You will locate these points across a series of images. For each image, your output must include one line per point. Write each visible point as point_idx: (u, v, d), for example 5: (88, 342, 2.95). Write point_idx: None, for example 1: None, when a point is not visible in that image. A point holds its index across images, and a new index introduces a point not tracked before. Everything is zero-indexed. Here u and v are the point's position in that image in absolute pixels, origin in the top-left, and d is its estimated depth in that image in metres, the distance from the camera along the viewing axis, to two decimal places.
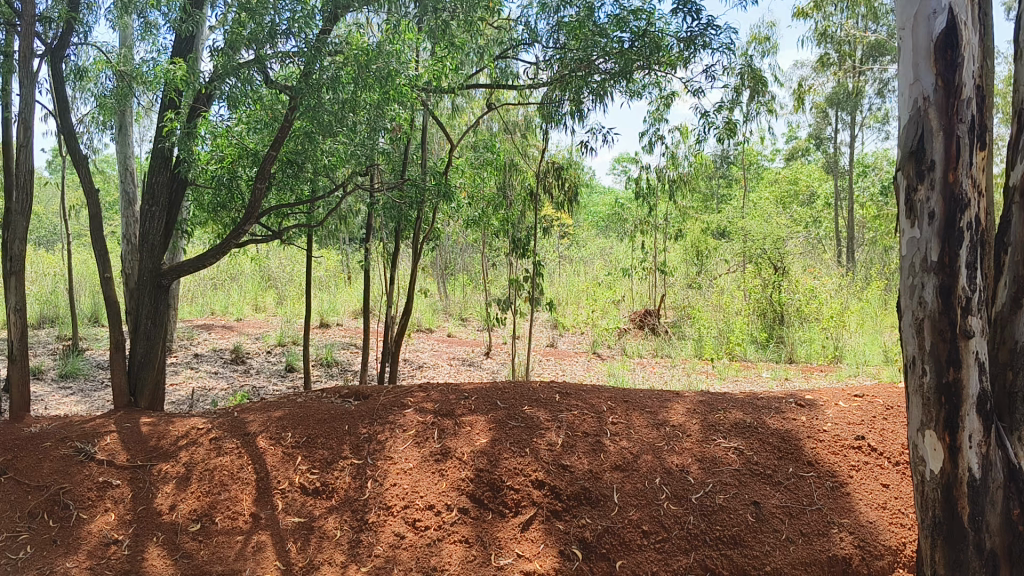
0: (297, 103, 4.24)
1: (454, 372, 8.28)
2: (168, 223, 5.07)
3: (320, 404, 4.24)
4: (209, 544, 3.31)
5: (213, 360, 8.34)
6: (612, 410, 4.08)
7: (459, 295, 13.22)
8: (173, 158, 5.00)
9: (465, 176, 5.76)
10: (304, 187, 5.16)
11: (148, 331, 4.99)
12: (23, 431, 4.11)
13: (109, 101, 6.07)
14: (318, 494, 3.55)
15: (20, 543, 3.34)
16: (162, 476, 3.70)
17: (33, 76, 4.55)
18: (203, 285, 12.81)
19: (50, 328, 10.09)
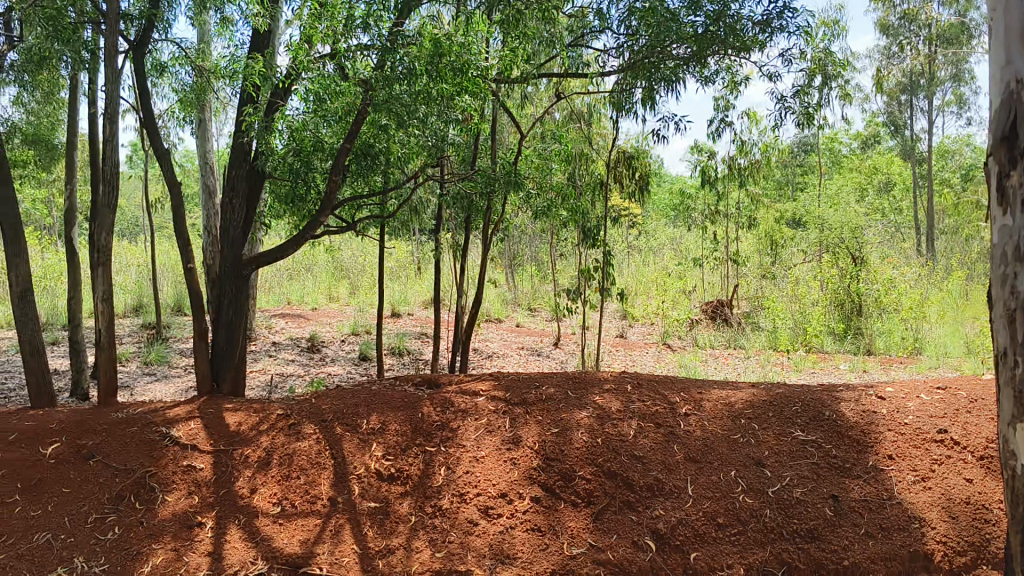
0: (371, 96, 4.31)
1: (524, 362, 8.32)
2: (248, 215, 5.20)
3: (394, 391, 4.31)
4: (288, 527, 3.39)
5: (290, 348, 8.53)
6: (685, 402, 4.04)
7: (528, 285, 13.26)
8: (252, 151, 5.14)
9: (535, 166, 5.77)
10: (377, 179, 5.24)
11: (229, 320, 5.13)
12: (111, 416, 4.27)
13: (189, 96, 6.24)
14: (393, 480, 3.60)
15: (108, 524, 3.48)
16: (242, 460, 3.80)
17: (118, 73, 4.68)
18: (279, 276, 13.10)
19: (134, 317, 10.43)
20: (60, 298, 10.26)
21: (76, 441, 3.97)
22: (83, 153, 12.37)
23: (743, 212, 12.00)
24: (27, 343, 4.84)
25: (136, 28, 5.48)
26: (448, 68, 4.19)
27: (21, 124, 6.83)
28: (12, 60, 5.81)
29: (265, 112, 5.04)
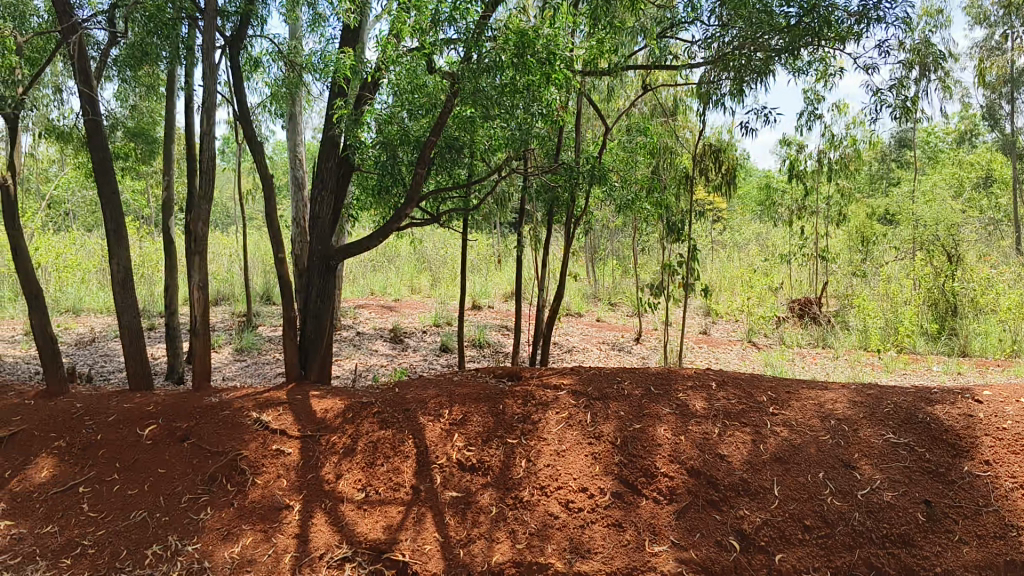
0: (457, 89, 4.33)
1: (605, 356, 8.28)
2: (336, 207, 5.32)
3: (477, 383, 4.34)
4: (372, 513, 3.45)
5: (374, 338, 8.68)
6: (771, 401, 3.97)
7: (610, 280, 13.16)
8: (341, 144, 5.25)
9: (620, 159, 5.70)
10: (461, 172, 5.28)
11: (317, 309, 5.24)
12: (205, 400, 4.42)
13: (281, 91, 6.38)
14: (475, 471, 3.63)
15: (202, 504, 3.62)
16: (328, 447, 3.88)
17: (215, 68, 4.82)
18: (363, 267, 13.31)
19: (225, 305, 10.73)
20: (156, 286, 10.64)
21: (172, 424, 4.16)
22: (179, 147, 12.77)
23: (832, 208, 11.67)
24: (127, 330, 5.04)
25: (232, 24, 5.63)
26: (534, 60, 4.16)
27: (123, 118, 7.09)
28: (116, 56, 6.04)
29: (354, 106, 5.12)
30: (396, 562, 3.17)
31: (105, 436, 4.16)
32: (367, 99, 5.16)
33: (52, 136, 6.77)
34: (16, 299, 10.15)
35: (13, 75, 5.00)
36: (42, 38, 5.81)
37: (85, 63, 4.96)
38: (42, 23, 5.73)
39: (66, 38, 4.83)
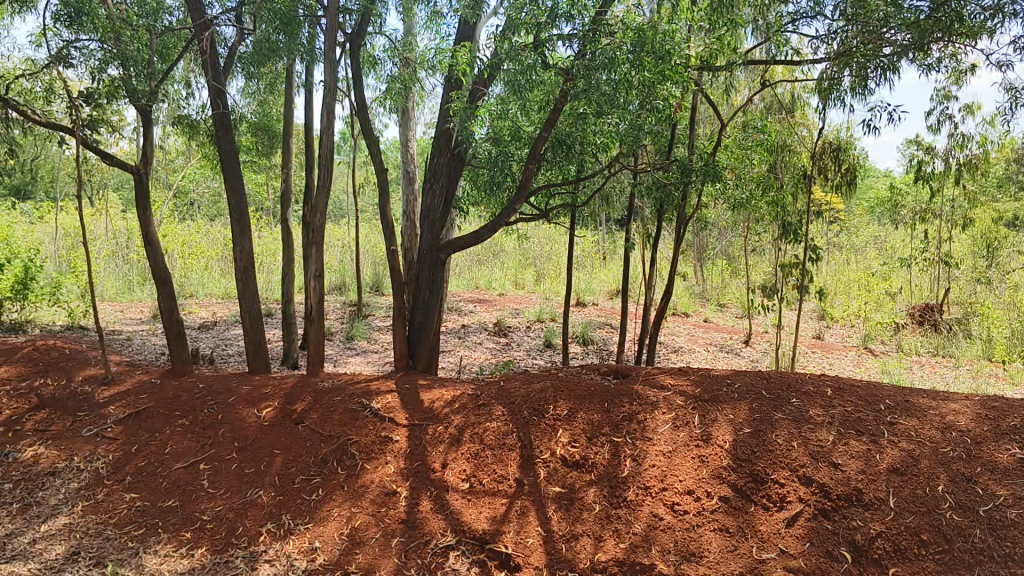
0: (571, 85, 4.33)
1: (713, 358, 8.14)
2: (447, 201, 5.40)
3: (582, 380, 4.32)
4: (477, 503, 3.50)
5: (479, 331, 8.78)
6: (890, 410, 3.82)
7: (718, 280, 12.93)
8: (454, 139, 5.32)
9: (733, 157, 5.58)
10: (571, 168, 5.28)
11: (426, 301, 5.34)
12: (318, 385, 4.56)
13: (396, 87, 6.53)
14: (579, 467, 3.63)
15: (314, 485, 3.76)
16: (435, 437, 3.94)
17: (336, 64, 4.95)
18: (470, 261, 13.45)
19: (337, 295, 11.03)
20: (273, 275, 11.02)
21: (287, 406, 4.31)
22: (297, 141, 13.18)
23: (957, 211, 11.15)
24: (246, 315, 5.25)
25: (352, 21, 5.79)
26: (652, 56, 4.10)
27: (247, 113, 7.37)
28: (241, 53, 6.27)
29: (468, 101, 5.19)
30: (499, 552, 3.22)
31: (225, 416, 4.35)
32: (480, 94, 5.22)
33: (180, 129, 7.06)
34: (145, 283, 10.68)
35: (147, 69, 5.26)
36: (174, 35, 6.09)
37: (214, 59, 5.18)
38: (174, 22, 5.99)
39: (198, 35, 5.09)
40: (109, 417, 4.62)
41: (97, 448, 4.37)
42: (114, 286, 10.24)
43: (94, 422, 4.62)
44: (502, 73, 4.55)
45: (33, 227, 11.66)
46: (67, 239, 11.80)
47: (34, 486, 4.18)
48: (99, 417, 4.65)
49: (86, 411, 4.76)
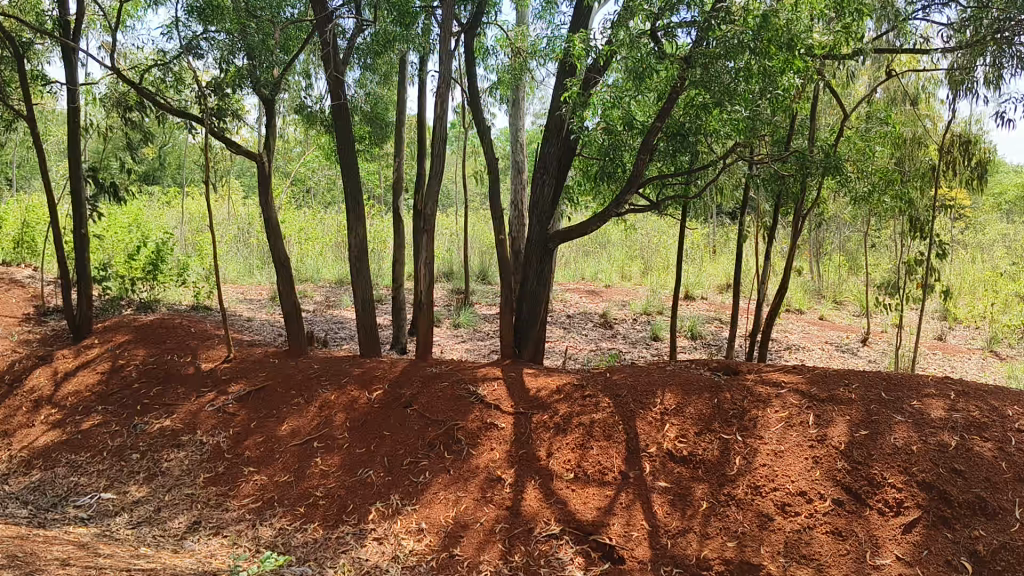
0: (689, 74, 4.26)
1: (827, 356, 7.90)
2: (558, 190, 5.39)
3: (690, 372, 4.22)
4: (581, 493, 3.51)
5: (584, 322, 8.76)
6: (1020, 417, 3.61)
7: (834, 277, 12.52)
8: (565, 128, 5.29)
9: (854, 149, 5.39)
10: (684, 158, 5.19)
11: (534, 290, 5.37)
12: (427, 369, 4.63)
13: (508, 76, 6.56)
14: (686, 463, 3.58)
15: (421, 468, 3.84)
16: (540, 425, 3.95)
17: (451, 54, 5.00)
18: (576, 252, 13.42)
19: (445, 282, 11.18)
20: (383, 261, 11.23)
21: (396, 390, 4.40)
22: (409, 130, 13.37)
23: None
24: (359, 299, 5.38)
25: (467, 11, 5.85)
26: (775, 44, 3.99)
27: (359, 103, 7.47)
28: (358, 44, 6.40)
29: (581, 89, 5.15)
30: (603, 544, 3.24)
31: (338, 396, 4.48)
32: (594, 81, 5.17)
33: (299, 118, 7.27)
34: (263, 267, 11.06)
35: (271, 60, 5.43)
36: (297, 27, 6.27)
37: (335, 51, 5.33)
38: (296, 13, 6.12)
39: (320, 28, 5.27)
40: (230, 393, 4.83)
41: (218, 423, 4.58)
42: (235, 269, 10.65)
43: (216, 398, 4.83)
44: (617, 61, 4.51)
45: (161, 210, 12.26)
46: (192, 223, 12.35)
47: (160, 457, 4.42)
48: (220, 393, 4.86)
49: (209, 387, 4.98)
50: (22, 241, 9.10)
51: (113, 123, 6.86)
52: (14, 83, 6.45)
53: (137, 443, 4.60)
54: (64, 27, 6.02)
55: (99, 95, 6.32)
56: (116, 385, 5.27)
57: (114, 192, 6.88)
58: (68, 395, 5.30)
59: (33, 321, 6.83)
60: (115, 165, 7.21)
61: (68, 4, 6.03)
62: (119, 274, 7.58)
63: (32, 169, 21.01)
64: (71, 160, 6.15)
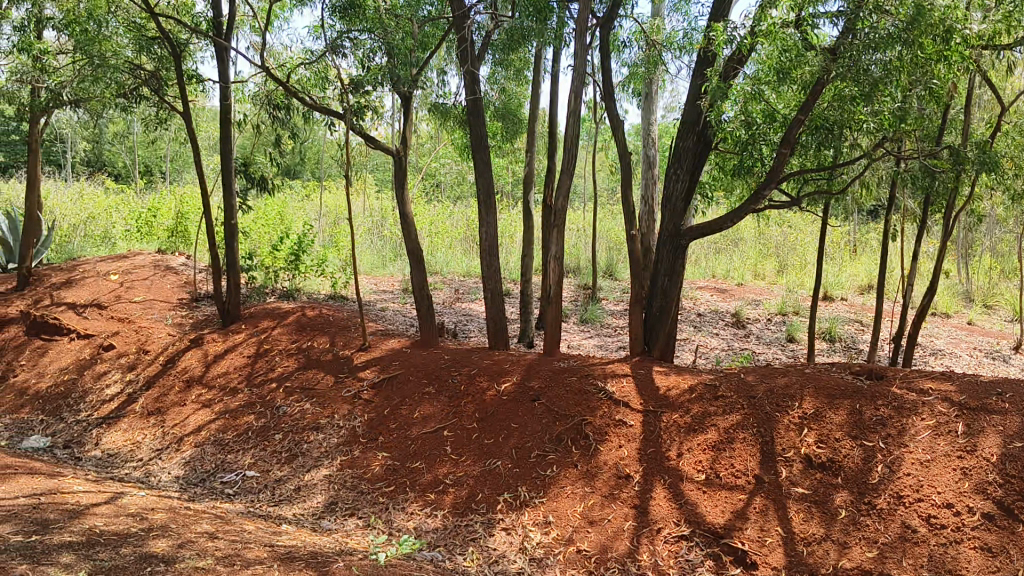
0: (834, 67, 4.13)
1: (977, 364, 7.47)
2: (692, 186, 5.28)
3: (831, 376, 4.04)
4: (713, 496, 3.47)
5: (716, 321, 8.59)
6: None
7: (986, 280, 11.79)
8: (702, 121, 5.16)
9: (1015, 144, 5.06)
10: (827, 153, 4.99)
11: (665, 286, 5.28)
12: (556, 363, 4.63)
13: (642, 70, 6.50)
14: (825, 470, 3.47)
15: (548, 462, 3.87)
16: (670, 425, 3.88)
17: (586, 48, 4.99)
18: (708, 249, 13.16)
19: (573, 278, 11.18)
20: (513, 255, 11.31)
21: (525, 382, 4.40)
22: (540, 125, 13.40)
23: None
24: (489, 292, 5.45)
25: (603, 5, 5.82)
26: (928, 35, 3.83)
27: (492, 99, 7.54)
28: (493, 40, 6.47)
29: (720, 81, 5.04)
30: (735, 548, 3.21)
31: (468, 387, 4.54)
32: (733, 73, 5.04)
33: (433, 113, 7.38)
34: (396, 259, 11.33)
35: (410, 58, 5.56)
36: (434, 25, 6.39)
37: (472, 47, 5.42)
38: (433, 10, 6.23)
39: (458, 25, 5.36)
40: (366, 380, 4.98)
41: (354, 408, 4.74)
42: (370, 260, 10.94)
43: (353, 384, 4.99)
44: (759, 52, 4.39)
45: (302, 204, 12.75)
46: (330, 216, 12.79)
47: (300, 438, 4.62)
48: (357, 380, 5.01)
49: (346, 373, 5.15)
50: (177, 231, 9.64)
51: (260, 119, 7.17)
52: (171, 83, 6.84)
53: (279, 424, 4.82)
54: (216, 28, 6.32)
55: (248, 92, 6.63)
56: (261, 368, 5.52)
57: (260, 185, 7.21)
58: (217, 377, 5.58)
59: (186, 305, 7.23)
60: (261, 159, 7.53)
61: (221, 5, 6.33)
62: (264, 264, 7.93)
63: (184, 162, 22.16)
64: (222, 155, 6.48)
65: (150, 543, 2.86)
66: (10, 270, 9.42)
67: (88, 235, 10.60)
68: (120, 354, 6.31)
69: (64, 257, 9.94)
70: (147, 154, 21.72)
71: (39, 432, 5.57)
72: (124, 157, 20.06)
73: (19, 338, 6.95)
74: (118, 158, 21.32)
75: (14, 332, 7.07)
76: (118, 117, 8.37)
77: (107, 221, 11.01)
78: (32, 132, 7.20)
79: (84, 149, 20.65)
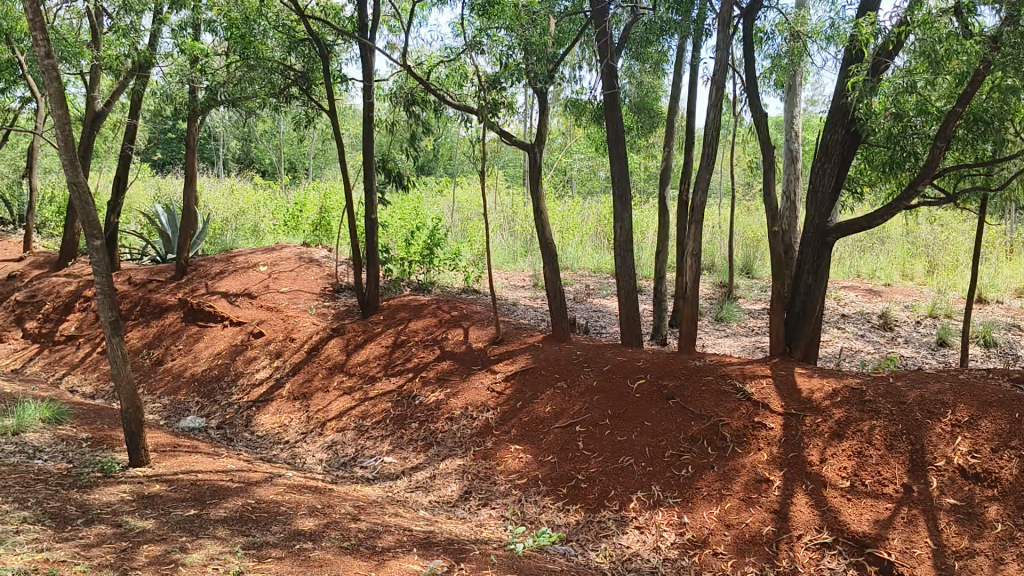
0: (993, 56, 3.91)
1: None
2: (840, 182, 5.08)
3: (987, 382, 3.80)
4: (857, 503, 3.35)
5: (861, 323, 8.26)
6: None
7: None
8: (851, 114, 4.96)
9: None
10: (987, 146, 4.70)
11: (808, 285, 5.10)
12: (692, 361, 4.56)
13: (785, 63, 6.31)
14: (979, 481, 3.29)
15: (684, 462, 3.83)
16: (813, 429, 3.74)
17: (728, 41, 4.89)
18: (852, 249, 12.65)
19: (707, 275, 10.98)
20: (645, 251, 11.21)
21: (659, 380, 4.34)
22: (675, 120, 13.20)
23: None
24: (623, 288, 5.41)
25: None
26: None
27: (628, 94, 7.47)
28: (631, 34, 6.42)
29: (869, 73, 4.83)
30: (881, 559, 3.10)
31: (601, 383, 4.51)
32: (884, 64, 4.84)
33: (568, 109, 7.38)
34: (527, 254, 11.42)
35: (546, 53, 5.61)
36: (570, 20, 6.39)
37: (611, 42, 5.39)
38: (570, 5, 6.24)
39: (597, 19, 5.36)
40: (500, 372, 5.04)
41: (488, 400, 4.81)
42: (501, 255, 11.10)
43: (486, 376, 5.07)
44: (913, 42, 4.21)
45: (437, 199, 13.02)
46: (464, 210, 13.01)
47: (435, 428, 4.75)
48: (490, 372, 5.08)
49: (480, 365, 5.23)
50: (320, 225, 10.02)
51: (399, 117, 7.36)
52: (318, 82, 7.12)
53: (415, 413, 4.97)
54: (361, 29, 6.54)
55: (388, 90, 6.82)
56: (398, 358, 5.68)
57: (398, 180, 7.40)
58: (358, 365, 5.78)
59: (329, 296, 7.52)
60: (399, 155, 7.72)
61: (365, 6, 6.54)
62: (401, 258, 8.15)
63: (327, 157, 23.05)
64: (364, 152, 6.69)
65: (298, 522, 3.00)
66: (169, 261, 10.03)
67: (238, 229, 11.17)
68: (268, 341, 6.63)
69: (216, 249, 10.50)
70: (293, 150, 22.70)
71: (195, 414, 5.94)
72: (271, 155, 21.02)
73: (177, 325, 7.41)
74: (265, 156, 22.36)
75: (173, 319, 7.55)
76: (268, 116, 8.78)
77: (256, 215, 11.56)
78: (190, 131, 7.63)
79: (234, 147, 21.77)
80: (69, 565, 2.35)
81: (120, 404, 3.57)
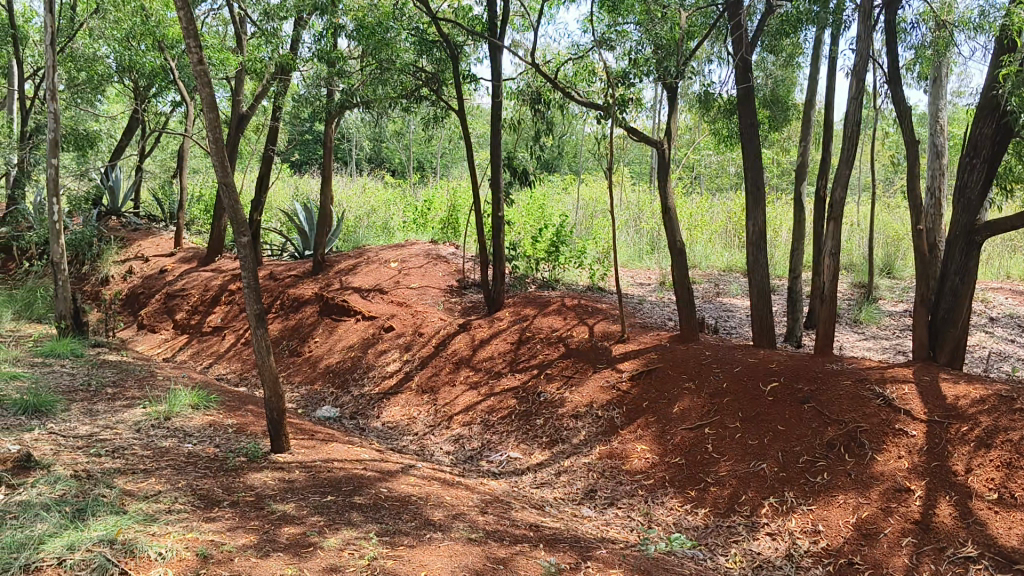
0: None
1: None
2: (991, 177, 4.80)
3: None
4: (1007, 517, 3.17)
5: (1011, 326, 7.81)
6: None
7: None
8: (1004, 106, 4.68)
9: None
10: None
11: (954, 286, 4.84)
12: (827, 364, 4.41)
13: (929, 53, 6.02)
14: None
15: (819, 468, 3.72)
16: (959, 437, 3.56)
17: (869, 33, 4.71)
18: (1002, 248, 11.95)
19: (841, 276, 10.61)
20: (777, 249, 10.92)
21: (793, 383, 4.22)
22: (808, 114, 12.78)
23: None
24: (755, 287, 5.29)
25: None
26: None
27: (759, 87, 7.28)
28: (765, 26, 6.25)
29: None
30: None
31: (730, 384, 4.43)
32: None
33: (698, 104, 7.26)
34: (653, 252, 11.31)
35: (677, 49, 5.54)
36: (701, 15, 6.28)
37: (746, 36, 5.28)
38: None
39: (731, 13, 5.26)
40: (626, 371, 5.02)
41: (614, 399, 4.81)
42: (628, 252, 11.04)
43: (612, 374, 5.05)
44: None
45: (563, 197, 13.06)
46: (590, 207, 12.99)
47: (561, 424, 4.79)
48: (616, 370, 5.07)
49: (606, 363, 5.22)
50: (448, 223, 10.21)
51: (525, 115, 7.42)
52: (448, 82, 7.26)
53: (541, 409, 5.01)
54: (491, 29, 6.63)
55: (515, 89, 6.88)
56: (523, 354, 5.73)
57: (524, 178, 7.46)
58: (483, 360, 5.87)
59: (456, 291, 7.67)
60: (525, 153, 7.78)
61: (494, 6, 6.62)
62: (528, 255, 8.22)
63: (454, 156, 23.44)
64: (492, 150, 6.78)
65: (428, 512, 3.08)
66: (306, 257, 10.44)
67: (370, 226, 11.52)
68: (398, 334, 6.81)
69: (349, 246, 10.86)
70: (422, 149, 23.19)
71: (330, 403, 6.18)
72: (401, 155, 21.54)
73: (314, 318, 7.72)
74: (395, 155, 22.93)
75: (309, 312, 7.87)
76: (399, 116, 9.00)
77: (386, 213, 11.88)
78: (327, 132, 7.92)
79: (366, 147, 22.40)
80: (217, 545, 2.49)
81: (264, 394, 3.76)
